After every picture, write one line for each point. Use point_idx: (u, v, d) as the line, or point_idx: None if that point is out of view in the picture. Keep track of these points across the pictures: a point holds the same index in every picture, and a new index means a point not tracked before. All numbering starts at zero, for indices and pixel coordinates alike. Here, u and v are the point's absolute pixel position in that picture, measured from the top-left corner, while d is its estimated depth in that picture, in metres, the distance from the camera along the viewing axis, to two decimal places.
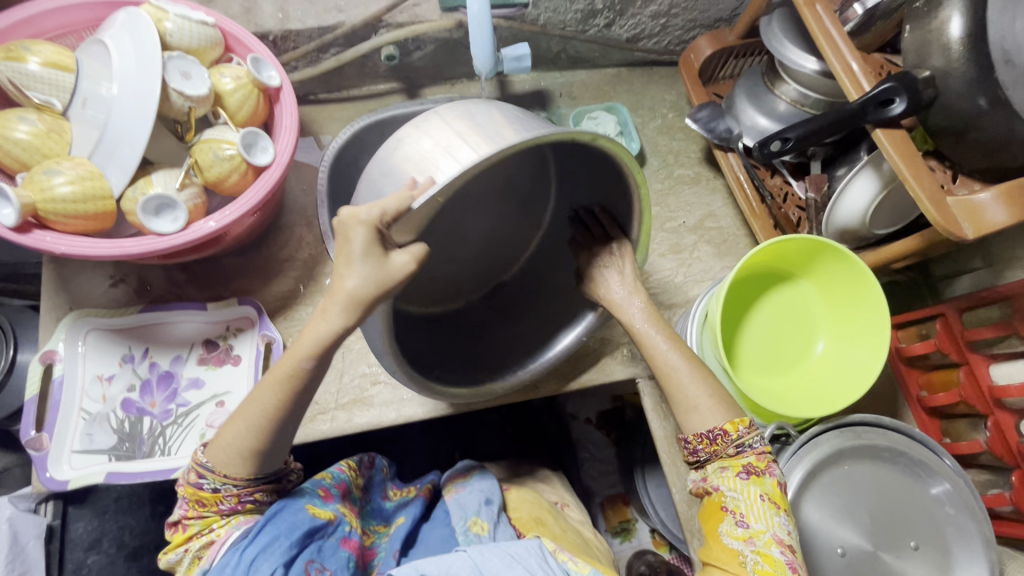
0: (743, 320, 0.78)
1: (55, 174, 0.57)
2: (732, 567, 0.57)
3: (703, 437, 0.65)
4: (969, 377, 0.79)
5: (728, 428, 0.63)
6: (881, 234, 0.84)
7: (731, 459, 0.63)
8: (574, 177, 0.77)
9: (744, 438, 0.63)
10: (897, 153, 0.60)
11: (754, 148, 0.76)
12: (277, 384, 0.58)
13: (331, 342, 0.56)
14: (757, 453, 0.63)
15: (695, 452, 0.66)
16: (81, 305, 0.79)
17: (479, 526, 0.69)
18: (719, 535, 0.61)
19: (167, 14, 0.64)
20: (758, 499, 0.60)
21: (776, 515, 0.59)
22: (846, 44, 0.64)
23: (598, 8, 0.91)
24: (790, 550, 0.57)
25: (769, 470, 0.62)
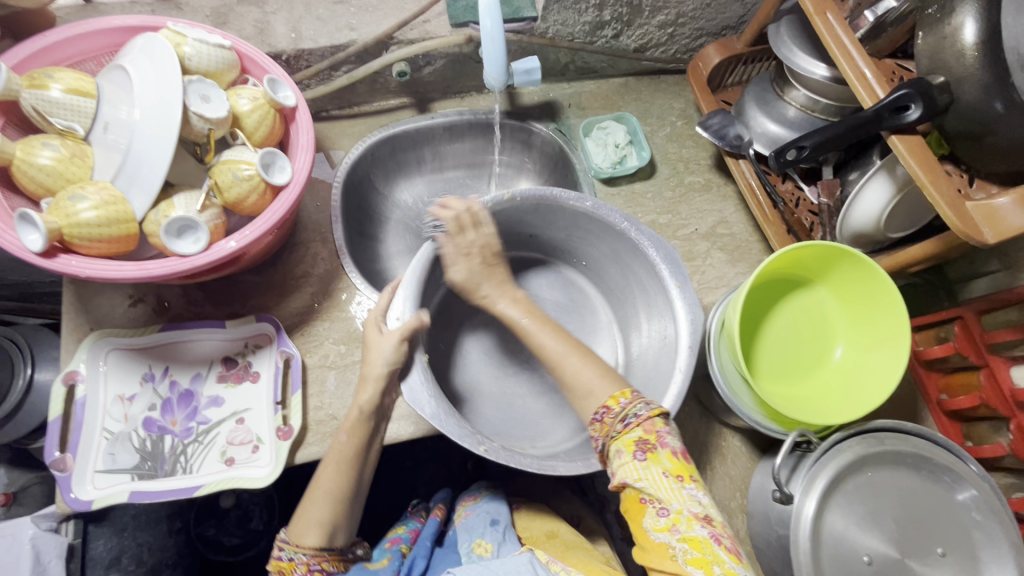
0: (771, 359, 0.76)
1: (79, 199, 0.58)
2: (667, 565, 0.52)
3: (596, 422, 0.60)
4: (990, 380, 0.78)
5: (608, 403, 0.60)
6: (896, 237, 0.84)
7: (622, 438, 0.58)
8: (584, 251, 0.86)
9: (627, 411, 0.59)
10: (912, 158, 0.60)
11: (772, 156, 0.79)
12: (336, 466, 0.67)
13: (359, 418, 0.67)
14: (643, 422, 0.58)
15: (597, 444, 0.61)
16: (101, 326, 0.79)
17: (482, 548, 0.70)
18: (645, 530, 0.54)
19: (186, 38, 0.65)
20: (659, 475, 0.55)
21: (683, 488, 0.54)
22: (859, 52, 0.64)
23: (605, 19, 0.91)
24: (710, 520, 0.52)
25: (661, 442, 0.56)
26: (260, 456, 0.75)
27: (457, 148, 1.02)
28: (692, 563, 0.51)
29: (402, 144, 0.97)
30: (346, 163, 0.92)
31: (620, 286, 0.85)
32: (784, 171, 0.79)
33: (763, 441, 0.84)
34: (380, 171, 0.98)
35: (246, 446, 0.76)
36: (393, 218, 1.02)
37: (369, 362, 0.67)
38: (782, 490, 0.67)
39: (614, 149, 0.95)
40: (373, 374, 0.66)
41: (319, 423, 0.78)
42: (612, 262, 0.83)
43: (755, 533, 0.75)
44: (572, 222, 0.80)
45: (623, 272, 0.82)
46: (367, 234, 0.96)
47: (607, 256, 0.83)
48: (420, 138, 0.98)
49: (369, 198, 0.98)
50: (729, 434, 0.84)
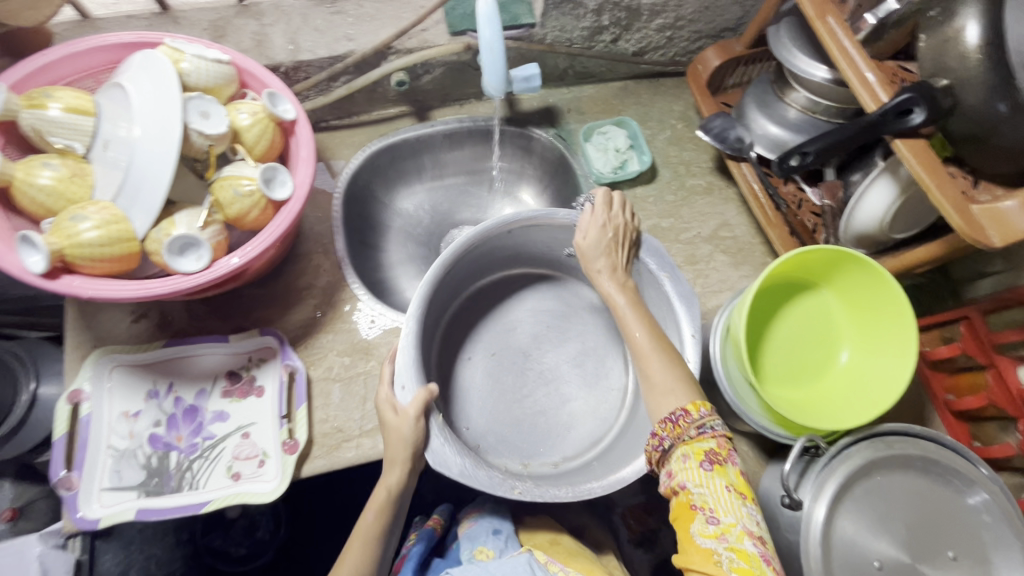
0: (783, 367, 0.76)
1: (81, 220, 0.58)
2: (710, 569, 0.53)
3: (665, 422, 0.61)
4: (997, 381, 0.77)
5: (689, 407, 0.61)
6: (900, 238, 0.83)
7: (693, 443, 0.59)
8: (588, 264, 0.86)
9: (706, 420, 0.60)
10: (917, 161, 0.59)
11: (777, 163, 0.78)
12: (361, 543, 0.68)
13: (385, 499, 0.67)
14: (718, 437, 0.60)
15: (660, 441, 0.62)
16: (104, 342, 0.79)
17: (484, 554, 0.72)
18: (692, 536, 0.56)
19: (184, 54, 0.65)
20: (724, 489, 0.56)
21: (744, 505, 0.56)
22: (860, 56, 0.63)
23: (604, 24, 0.91)
24: (761, 541, 0.54)
25: (729, 458, 0.59)
26: (267, 470, 0.75)
27: (457, 156, 1.02)
28: (736, 571, 0.51)
29: (401, 153, 0.97)
30: (346, 173, 0.92)
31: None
32: (788, 176, 0.78)
33: (770, 444, 0.84)
34: (380, 179, 0.98)
35: (252, 461, 0.76)
36: (394, 227, 1.01)
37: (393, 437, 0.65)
38: (791, 496, 0.67)
39: (615, 154, 0.95)
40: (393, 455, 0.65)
41: (324, 435, 0.78)
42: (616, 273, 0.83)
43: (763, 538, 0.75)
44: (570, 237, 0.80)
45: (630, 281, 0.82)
46: (369, 243, 0.96)
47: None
48: (420, 146, 0.97)
49: (370, 207, 0.97)
50: (735, 439, 0.83)
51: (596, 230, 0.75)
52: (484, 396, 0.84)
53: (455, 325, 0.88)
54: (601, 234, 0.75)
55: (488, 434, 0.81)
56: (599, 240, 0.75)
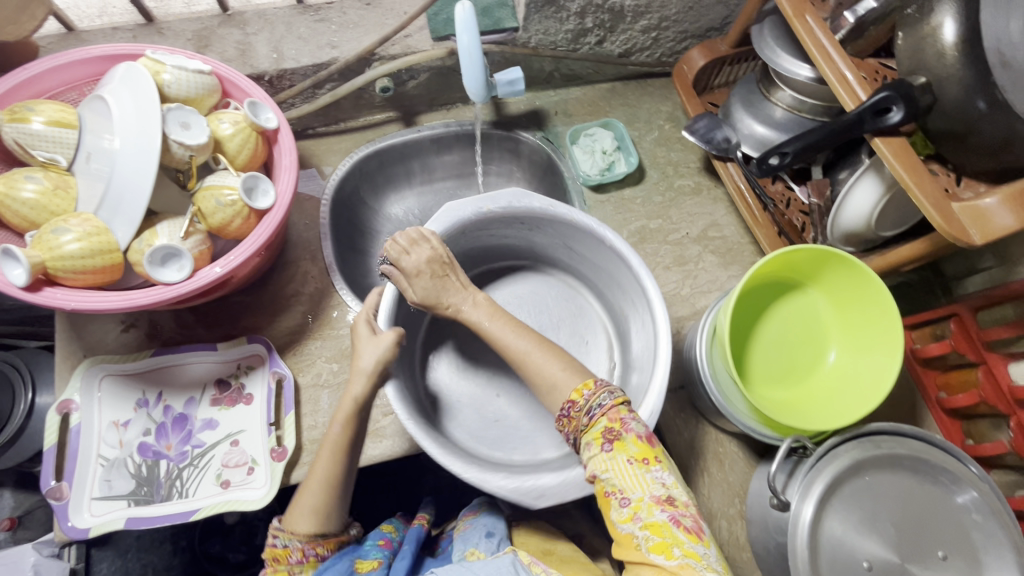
0: (769, 366, 0.76)
1: (63, 232, 0.58)
2: (634, 555, 0.51)
3: (562, 418, 0.59)
4: (988, 378, 0.77)
5: (573, 398, 0.58)
6: (888, 235, 0.83)
7: (590, 430, 0.57)
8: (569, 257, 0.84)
9: (592, 401, 0.58)
10: (898, 161, 0.59)
11: (755, 162, 0.77)
12: (329, 453, 0.64)
13: (352, 410, 0.64)
14: (609, 411, 0.57)
15: (566, 437, 0.60)
16: (94, 352, 0.79)
17: (474, 555, 0.69)
18: (613, 523, 0.54)
19: (165, 66, 0.65)
20: (625, 464, 0.54)
21: (648, 473, 0.54)
22: (840, 55, 0.63)
23: (588, 27, 0.91)
24: (670, 504, 0.52)
25: (626, 427, 0.56)
26: (256, 478, 0.75)
27: (447, 160, 1.02)
28: (653, 549, 0.50)
29: (389, 158, 0.98)
30: (334, 179, 0.92)
31: (613, 294, 0.81)
32: (768, 176, 0.77)
33: (761, 445, 0.83)
34: (369, 185, 0.98)
35: (241, 468, 0.76)
36: (384, 232, 1.02)
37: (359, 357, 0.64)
38: (778, 497, 0.67)
39: (601, 155, 0.95)
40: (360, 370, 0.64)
41: (314, 442, 0.78)
42: (597, 267, 0.81)
43: (754, 540, 0.75)
44: (545, 228, 0.78)
45: (611, 277, 0.78)
46: (358, 249, 0.97)
47: (587, 260, 0.81)
48: (408, 151, 0.98)
49: (359, 213, 0.98)
50: (726, 440, 0.83)
51: (420, 262, 0.66)
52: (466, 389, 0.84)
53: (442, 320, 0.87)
54: (426, 266, 0.66)
55: (479, 431, 0.79)
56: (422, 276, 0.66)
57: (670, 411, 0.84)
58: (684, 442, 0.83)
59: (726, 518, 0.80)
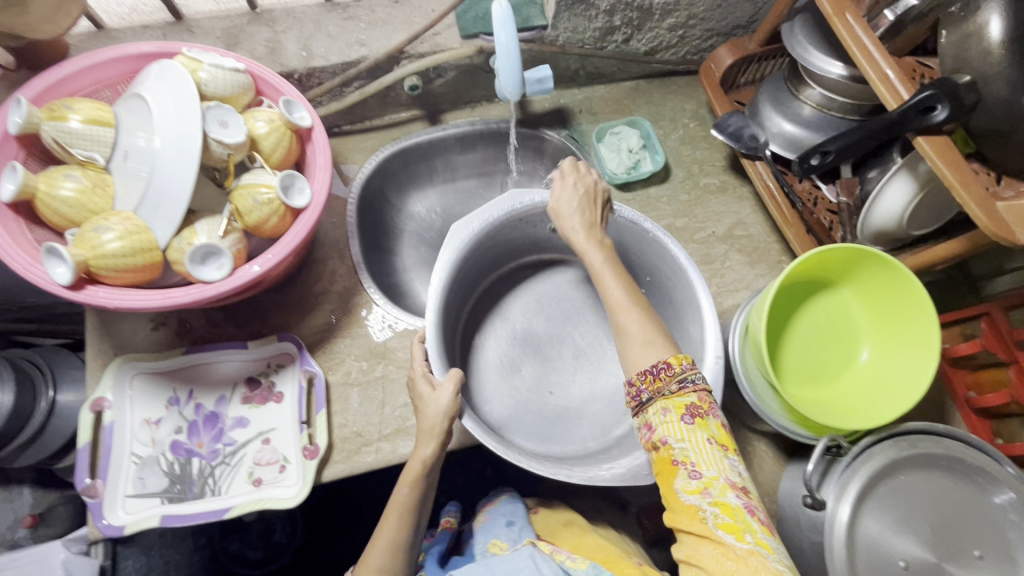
0: (805, 361, 0.76)
1: (104, 231, 0.58)
2: (696, 527, 0.51)
3: (646, 373, 0.58)
4: (1019, 377, 0.77)
5: (671, 360, 0.58)
6: (919, 234, 0.82)
7: (674, 398, 0.57)
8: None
9: (687, 373, 0.58)
10: (940, 159, 0.59)
11: (797, 162, 0.78)
12: (397, 514, 0.67)
13: (420, 471, 0.67)
14: (699, 390, 0.57)
15: (637, 395, 0.59)
16: (125, 350, 0.79)
17: (496, 547, 0.72)
18: (675, 492, 0.54)
19: (202, 64, 0.65)
20: (707, 443, 0.54)
21: (726, 457, 0.55)
22: (880, 54, 0.63)
23: (616, 25, 0.90)
24: (746, 492, 0.53)
25: (711, 411, 0.57)
26: (288, 476, 0.75)
27: (469, 158, 1.02)
28: (721, 527, 0.50)
29: (414, 157, 0.97)
30: (360, 178, 0.92)
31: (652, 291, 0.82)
32: (808, 175, 0.78)
33: (790, 444, 0.83)
34: (393, 183, 0.98)
35: (273, 466, 0.76)
36: (407, 230, 1.02)
37: (425, 417, 0.66)
38: (814, 496, 0.67)
39: (628, 154, 0.94)
40: (427, 430, 0.66)
41: (344, 440, 0.79)
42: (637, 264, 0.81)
43: (785, 539, 0.75)
44: None
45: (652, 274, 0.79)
46: (382, 248, 0.96)
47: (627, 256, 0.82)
48: (432, 149, 0.98)
49: (382, 211, 0.97)
50: (755, 439, 0.83)
51: (572, 188, 0.70)
52: (498, 380, 0.83)
53: (478, 309, 0.88)
54: (581, 191, 0.70)
55: (516, 422, 0.80)
56: (579, 205, 0.69)
57: None
58: None
59: None
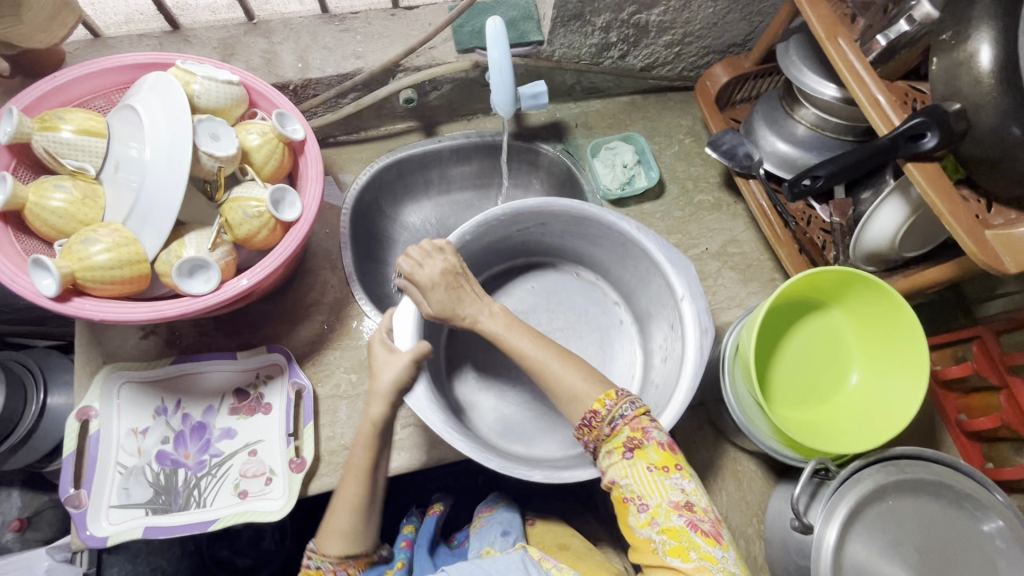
0: (794, 381, 0.76)
1: (92, 242, 0.58)
2: (652, 559, 0.52)
3: (581, 426, 0.58)
4: (1009, 402, 0.77)
5: (595, 407, 0.57)
6: (910, 256, 0.82)
7: (612, 439, 0.56)
8: (601, 261, 0.85)
9: (615, 412, 0.56)
10: (929, 186, 0.59)
11: (788, 185, 0.76)
12: (355, 477, 0.66)
13: (371, 432, 0.66)
14: (631, 421, 0.56)
15: (584, 444, 0.59)
16: (114, 359, 0.79)
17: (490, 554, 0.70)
18: (631, 528, 0.55)
19: (195, 76, 0.65)
20: (646, 473, 0.54)
21: (667, 479, 0.54)
22: (873, 78, 0.62)
23: (612, 41, 0.90)
24: (689, 510, 0.53)
25: (648, 436, 0.56)
26: (274, 488, 0.75)
27: (466, 170, 1.02)
28: (670, 553, 0.51)
29: (408, 168, 0.98)
30: (353, 189, 0.92)
31: (639, 294, 0.83)
32: (799, 199, 0.76)
33: (779, 464, 0.83)
34: (387, 194, 0.98)
35: (259, 479, 0.76)
36: (401, 241, 1.02)
37: (377, 378, 0.65)
38: (801, 519, 0.67)
39: (622, 169, 0.95)
40: (377, 391, 0.65)
41: (332, 453, 0.78)
42: (625, 266, 0.82)
43: (773, 561, 0.74)
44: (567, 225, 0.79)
45: (638, 276, 0.80)
46: (375, 258, 0.96)
47: (616, 259, 0.82)
48: (428, 161, 0.98)
49: (376, 221, 0.97)
50: (744, 459, 0.83)
51: (434, 275, 0.65)
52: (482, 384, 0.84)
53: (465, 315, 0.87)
54: (440, 276, 0.66)
55: (511, 431, 0.80)
56: (447, 293, 0.65)
57: (689, 427, 0.84)
58: (701, 459, 0.82)
59: (744, 538, 0.80)
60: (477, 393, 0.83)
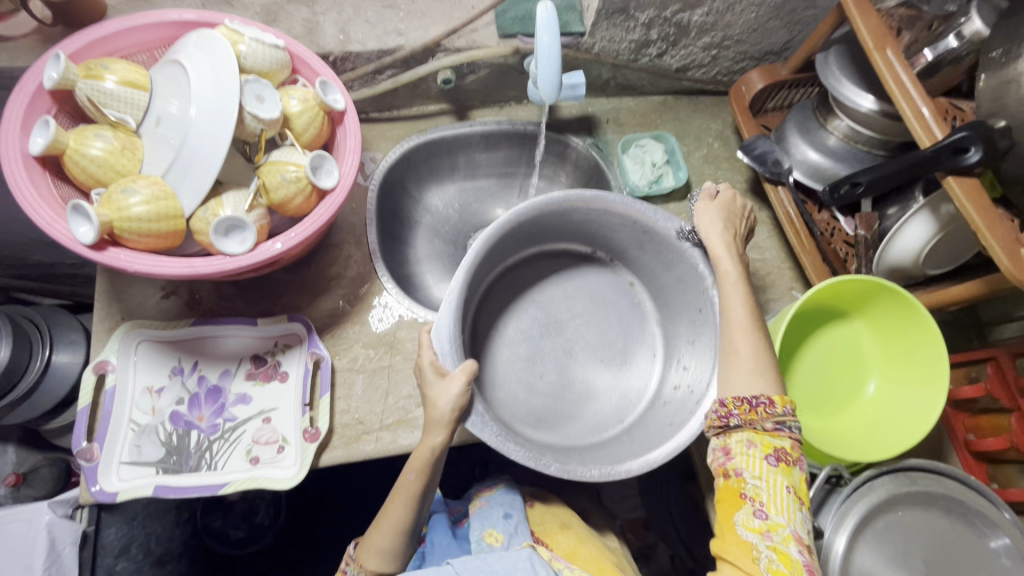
0: (814, 386, 0.76)
1: (131, 193, 0.58)
2: (746, 563, 0.58)
3: (742, 402, 0.63)
4: (1020, 424, 0.78)
5: (775, 400, 0.62)
6: (933, 273, 0.83)
7: (763, 436, 0.62)
8: (629, 254, 0.84)
9: (787, 421, 0.62)
10: (969, 202, 0.59)
11: (830, 191, 0.80)
12: (403, 500, 0.67)
13: (428, 459, 0.66)
14: (792, 438, 0.62)
15: (722, 418, 0.64)
16: (133, 316, 0.79)
17: (492, 538, 0.74)
18: (733, 524, 0.61)
19: (243, 37, 0.65)
20: (783, 488, 0.60)
21: (798, 509, 0.60)
22: (918, 90, 0.63)
23: (652, 39, 0.90)
24: (806, 546, 0.58)
25: (797, 461, 0.62)
26: (285, 457, 0.75)
27: (491, 157, 1.02)
28: (772, 571, 0.56)
29: (437, 151, 0.98)
30: (382, 166, 0.92)
31: (659, 277, 0.82)
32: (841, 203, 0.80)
33: None
34: (414, 175, 0.98)
35: (272, 446, 0.76)
36: (423, 223, 1.02)
37: (434, 407, 0.64)
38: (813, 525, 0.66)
39: (651, 167, 0.94)
40: (437, 420, 0.64)
41: (345, 427, 0.78)
42: (644, 252, 0.81)
43: None
44: (599, 220, 0.78)
45: (658, 260, 0.79)
46: (397, 238, 0.96)
47: (634, 246, 0.81)
48: (457, 144, 0.98)
49: (400, 201, 0.98)
50: None
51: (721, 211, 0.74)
52: (504, 368, 0.83)
53: (489, 298, 0.86)
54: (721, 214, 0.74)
55: (534, 418, 0.80)
56: (716, 221, 0.73)
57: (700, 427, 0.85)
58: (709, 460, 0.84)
59: None
60: (505, 377, 0.82)
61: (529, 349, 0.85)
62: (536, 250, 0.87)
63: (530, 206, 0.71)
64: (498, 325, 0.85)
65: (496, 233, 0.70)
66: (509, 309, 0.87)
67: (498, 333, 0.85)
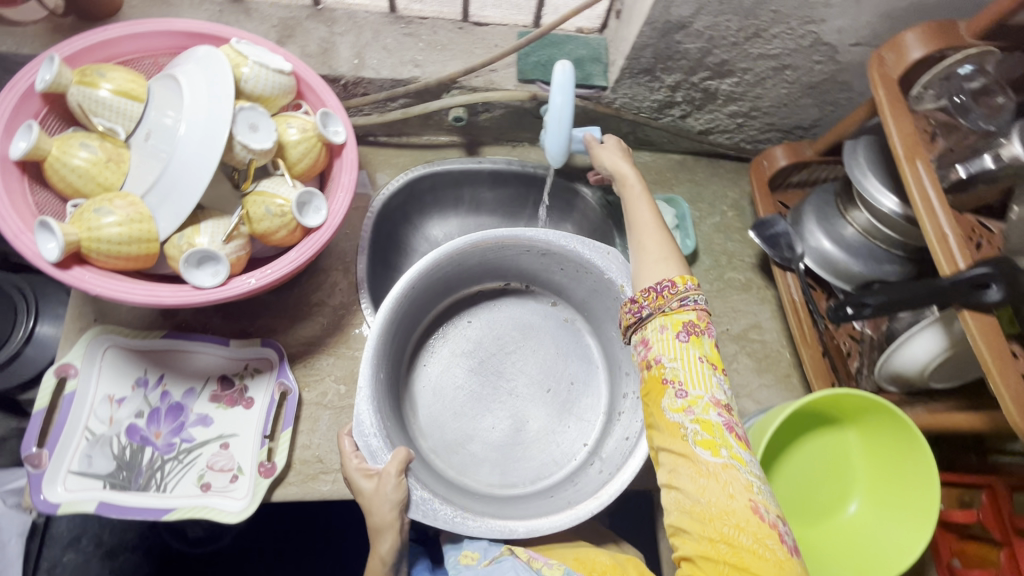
0: (796, 495, 0.72)
1: (105, 213, 0.56)
2: (677, 444, 0.53)
3: (650, 291, 0.60)
4: (1010, 561, 0.72)
5: (676, 280, 0.59)
6: (938, 386, 0.78)
7: (673, 315, 0.58)
8: (546, 276, 0.83)
9: (689, 291, 0.58)
10: (983, 342, 0.55)
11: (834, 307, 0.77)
12: None
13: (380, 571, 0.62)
14: (699, 309, 0.58)
15: (638, 310, 0.60)
16: (106, 320, 0.77)
17: (469, 557, 0.68)
18: (662, 411, 0.55)
19: (247, 59, 0.63)
20: (697, 360, 0.55)
21: (715, 374, 0.55)
22: (943, 209, 0.59)
23: (676, 100, 0.87)
24: (727, 410, 0.53)
25: (709, 331, 0.57)
26: (238, 487, 0.72)
27: (496, 195, 0.99)
28: (700, 444, 0.52)
29: (443, 183, 0.95)
30: (382, 194, 0.89)
31: (574, 288, 0.82)
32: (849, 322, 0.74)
33: None
34: (415, 205, 0.95)
35: (225, 474, 0.73)
36: (420, 252, 0.98)
37: (373, 513, 0.61)
38: None
39: None
40: (380, 526, 0.61)
41: (303, 463, 0.76)
42: (556, 271, 0.80)
43: None
44: (502, 250, 0.77)
45: (571, 275, 0.79)
46: (391, 266, 0.93)
47: (545, 266, 0.80)
48: (464, 178, 0.95)
49: (399, 229, 0.94)
50: None
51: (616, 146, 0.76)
52: (450, 430, 0.79)
53: (426, 351, 0.83)
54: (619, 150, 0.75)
55: (494, 467, 0.77)
56: (615, 155, 0.74)
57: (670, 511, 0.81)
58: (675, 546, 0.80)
59: None
60: (452, 428, 0.79)
61: (470, 397, 0.81)
62: (459, 294, 0.85)
63: (430, 259, 0.71)
64: (436, 374, 0.82)
65: (409, 283, 0.70)
66: (441, 361, 0.83)
67: (438, 390, 0.81)
